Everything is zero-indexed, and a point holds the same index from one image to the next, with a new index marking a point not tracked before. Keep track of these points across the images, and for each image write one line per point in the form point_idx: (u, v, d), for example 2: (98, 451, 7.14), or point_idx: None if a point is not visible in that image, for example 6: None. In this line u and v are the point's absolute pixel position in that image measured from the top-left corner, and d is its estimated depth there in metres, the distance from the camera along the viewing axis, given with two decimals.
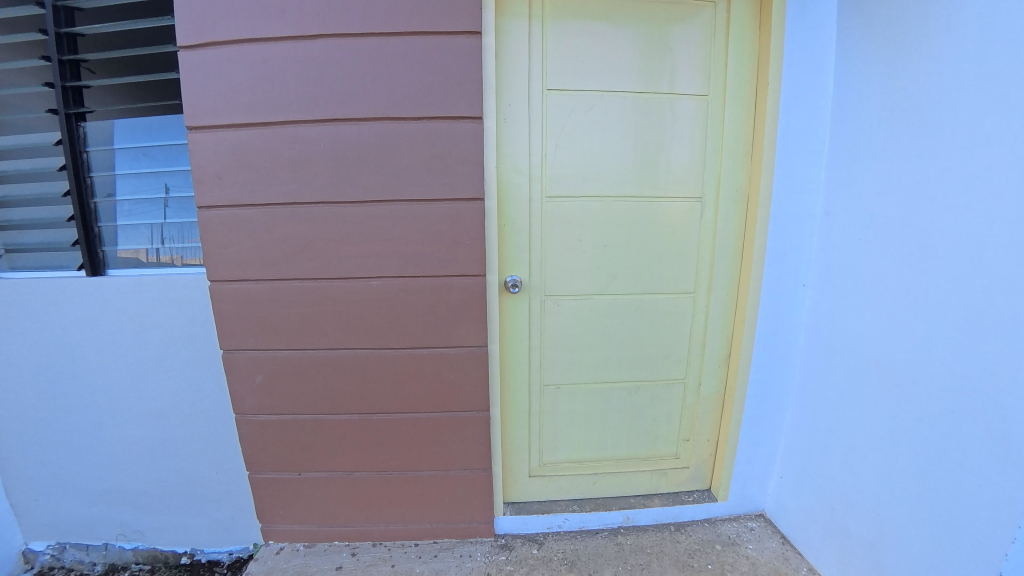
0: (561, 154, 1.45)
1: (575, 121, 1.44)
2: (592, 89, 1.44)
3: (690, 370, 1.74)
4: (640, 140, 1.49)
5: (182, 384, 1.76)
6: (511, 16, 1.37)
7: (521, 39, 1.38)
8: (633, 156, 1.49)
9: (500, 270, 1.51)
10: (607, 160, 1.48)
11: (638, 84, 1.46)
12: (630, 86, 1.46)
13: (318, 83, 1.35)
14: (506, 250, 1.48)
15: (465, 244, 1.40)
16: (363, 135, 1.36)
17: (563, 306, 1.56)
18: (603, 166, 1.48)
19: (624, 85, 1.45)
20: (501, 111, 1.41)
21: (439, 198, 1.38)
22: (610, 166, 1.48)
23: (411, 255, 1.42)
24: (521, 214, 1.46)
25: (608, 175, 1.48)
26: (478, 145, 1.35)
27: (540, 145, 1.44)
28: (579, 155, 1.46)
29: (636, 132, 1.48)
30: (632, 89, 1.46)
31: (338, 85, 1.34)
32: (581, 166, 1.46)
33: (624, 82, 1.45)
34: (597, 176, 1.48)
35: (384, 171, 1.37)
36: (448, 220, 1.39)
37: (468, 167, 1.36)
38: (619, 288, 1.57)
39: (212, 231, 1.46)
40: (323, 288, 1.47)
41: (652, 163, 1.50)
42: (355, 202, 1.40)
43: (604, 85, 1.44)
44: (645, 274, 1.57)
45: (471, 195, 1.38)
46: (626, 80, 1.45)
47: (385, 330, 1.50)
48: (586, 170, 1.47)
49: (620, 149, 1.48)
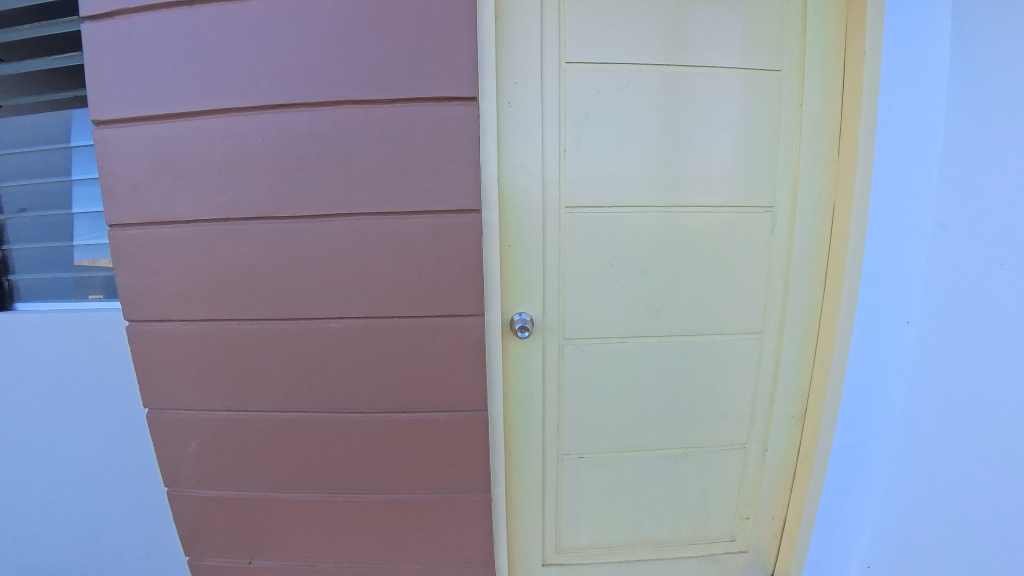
0: (585, 150, 1.07)
1: (603, 103, 1.07)
2: (624, 63, 1.07)
3: (754, 431, 1.33)
4: (688, 131, 1.12)
5: (98, 447, 1.38)
6: None
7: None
8: (678, 153, 1.12)
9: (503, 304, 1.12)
10: (644, 158, 1.10)
11: (687, 57, 1.09)
12: (674, 61, 1.09)
13: (252, 57, 0.98)
14: (511, 281, 1.10)
15: (456, 273, 1.00)
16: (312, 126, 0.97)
17: (587, 352, 1.16)
18: (640, 165, 1.10)
19: (665, 59, 1.09)
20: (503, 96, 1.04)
21: (418, 211, 0.98)
22: (648, 166, 1.10)
23: (378, 289, 1.01)
24: (531, 232, 1.08)
25: (646, 177, 1.11)
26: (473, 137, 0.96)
27: (556, 136, 1.06)
28: (608, 152, 1.08)
29: (682, 120, 1.11)
30: (677, 65, 1.09)
31: (279, 58, 0.97)
32: (610, 166, 1.09)
33: (665, 54, 1.09)
34: (633, 179, 1.10)
35: (340, 174, 0.97)
36: (430, 242, 0.99)
37: (458, 168, 0.96)
38: (662, 329, 1.17)
39: (129, 257, 1.12)
40: (268, 332, 1.10)
41: (704, 160, 1.13)
42: (305, 216, 1.01)
43: (640, 58, 1.08)
44: (698, 310, 1.17)
45: (463, 208, 0.98)
46: (668, 51, 1.09)
47: (348, 388, 1.10)
48: (616, 171, 1.09)
49: (662, 144, 1.11)
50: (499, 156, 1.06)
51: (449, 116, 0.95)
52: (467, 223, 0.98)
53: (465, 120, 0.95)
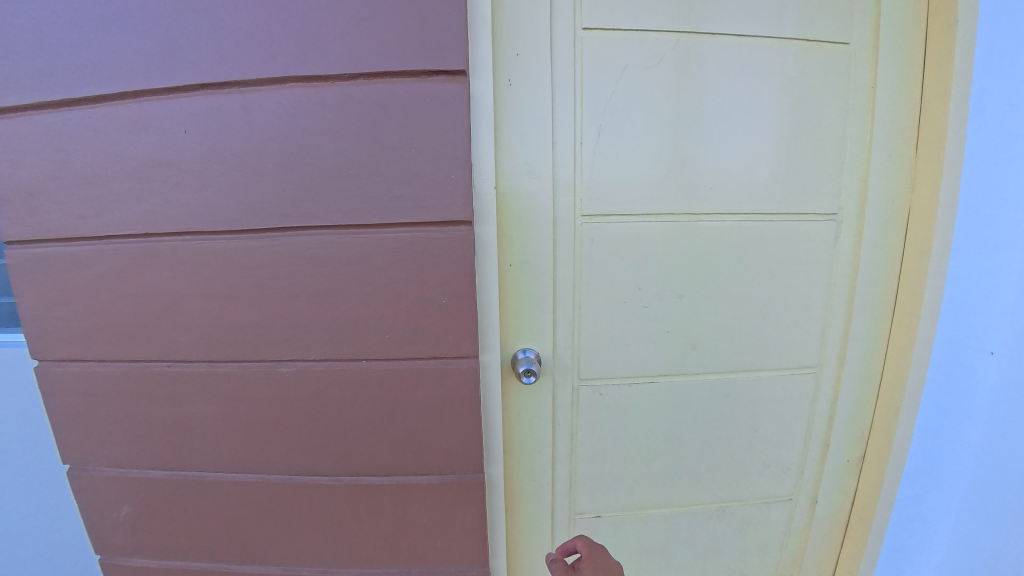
0: (608, 142, 0.83)
1: (629, 79, 0.82)
2: (658, 24, 0.82)
3: (803, 481, 1.12)
4: (741, 115, 0.86)
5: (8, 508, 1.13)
6: None
7: None
8: (728, 144, 0.87)
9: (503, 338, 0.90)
10: (685, 151, 0.85)
11: (740, 17, 0.84)
12: (724, 21, 0.84)
13: (167, 22, 0.73)
14: (513, 310, 0.87)
15: (441, 306, 0.76)
16: (249, 115, 0.74)
17: (608, 396, 0.94)
18: (678, 161, 0.85)
19: (711, 18, 0.83)
20: (502, 71, 0.79)
21: (391, 225, 0.74)
22: (688, 161, 0.86)
23: (344, 325, 0.79)
24: (538, 248, 0.85)
25: (685, 176, 0.86)
26: (462, 128, 0.71)
27: (570, 124, 0.82)
28: (637, 144, 0.84)
29: (733, 99, 0.86)
30: (727, 26, 0.84)
31: (202, 22, 0.72)
32: (640, 161, 0.85)
33: (713, 12, 0.83)
34: (669, 178, 0.86)
35: (289, 177, 0.74)
36: (407, 265, 0.75)
37: (444, 170, 0.72)
38: (700, 367, 0.94)
39: (30, 284, 0.88)
40: (208, 377, 0.87)
41: (759, 153, 0.88)
42: (247, 232, 0.78)
43: (680, 18, 0.83)
44: (745, 343, 0.94)
45: (451, 221, 0.74)
46: (716, 7, 0.83)
47: (309, 445, 0.88)
48: (648, 169, 0.85)
49: (708, 131, 0.86)
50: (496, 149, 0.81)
51: (432, 99, 0.70)
52: (456, 242, 0.74)
53: (452, 104, 0.70)
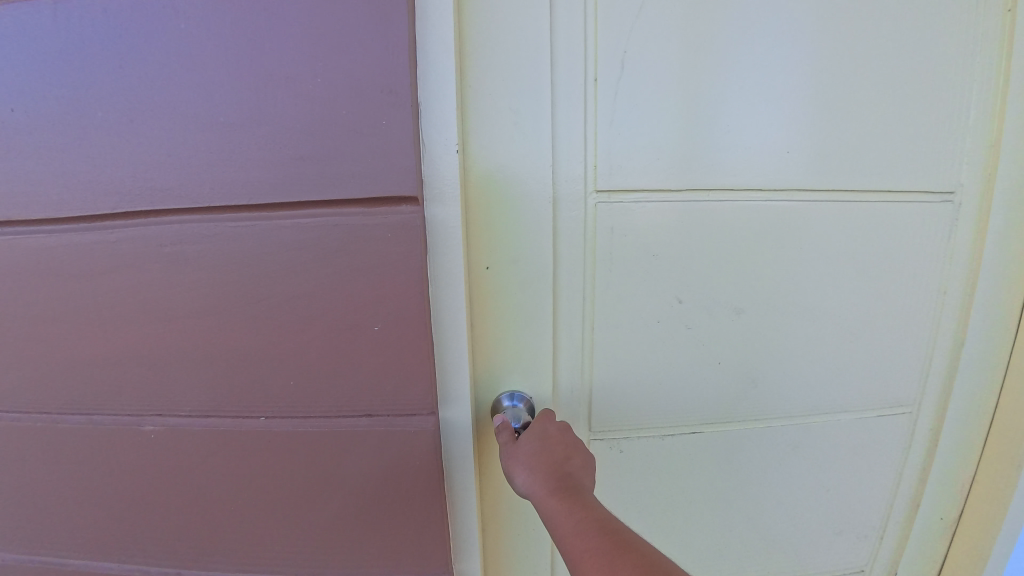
0: (637, 77, 0.54)
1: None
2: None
3: (887, 558, 0.83)
4: (838, 37, 0.57)
5: None
6: None
7: None
8: (816, 82, 0.58)
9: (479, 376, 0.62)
10: (753, 93, 0.57)
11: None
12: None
13: None
14: (492, 339, 0.59)
15: (372, 335, 0.47)
16: (72, 30, 0.46)
17: (632, 454, 0.66)
18: (743, 108, 0.57)
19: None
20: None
21: (289, 207, 0.46)
22: (757, 110, 0.57)
23: (230, 360, 0.51)
24: (529, 245, 0.56)
25: (751, 132, 0.58)
26: (405, 39, 0.42)
27: (578, 48, 0.53)
28: (681, 79, 0.55)
29: (824, 15, 0.57)
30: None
31: None
32: (685, 108, 0.56)
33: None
34: (725, 136, 0.57)
35: (132, 132, 0.47)
36: (317, 268, 0.46)
37: (376, 112, 0.43)
38: (761, 411, 0.66)
39: None
40: (39, 433, 0.58)
41: (858, 98, 0.59)
42: (73, 217, 0.50)
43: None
44: (823, 375, 0.66)
45: (382, 202, 0.44)
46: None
47: (194, 533, 0.60)
48: (696, 120, 0.56)
49: (788, 61, 0.57)
50: (461, 92, 0.52)
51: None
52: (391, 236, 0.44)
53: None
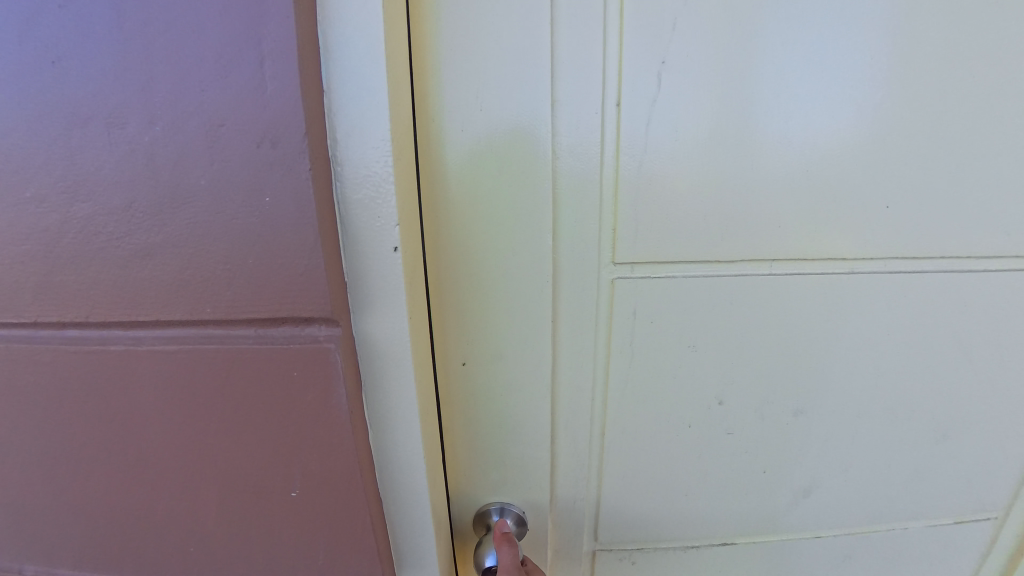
0: (686, 97, 0.36)
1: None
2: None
3: None
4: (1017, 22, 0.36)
5: None
6: None
7: None
8: (964, 99, 0.38)
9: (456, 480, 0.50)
10: (862, 118, 0.38)
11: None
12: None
13: None
14: (468, 443, 0.46)
15: (287, 501, 0.32)
16: None
17: (648, 568, 0.54)
18: (842, 141, 0.38)
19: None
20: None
21: (143, 322, 0.29)
22: (864, 142, 0.38)
23: (89, 521, 0.36)
24: (519, 334, 0.42)
25: (850, 176, 0.39)
26: (296, 52, 0.24)
27: (597, 51, 0.35)
28: (755, 98, 0.37)
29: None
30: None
31: None
32: (751, 143, 0.38)
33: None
34: (809, 182, 0.39)
35: None
36: (201, 406, 0.30)
37: (257, 179, 0.25)
38: (814, 522, 0.52)
39: None
40: None
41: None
42: None
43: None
44: (907, 490, 0.51)
45: (280, 322, 0.27)
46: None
47: None
48: (769, 159, 0.38)
49: (924, 68, 0.37)
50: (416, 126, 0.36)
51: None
52: (299, 376, 0.28)
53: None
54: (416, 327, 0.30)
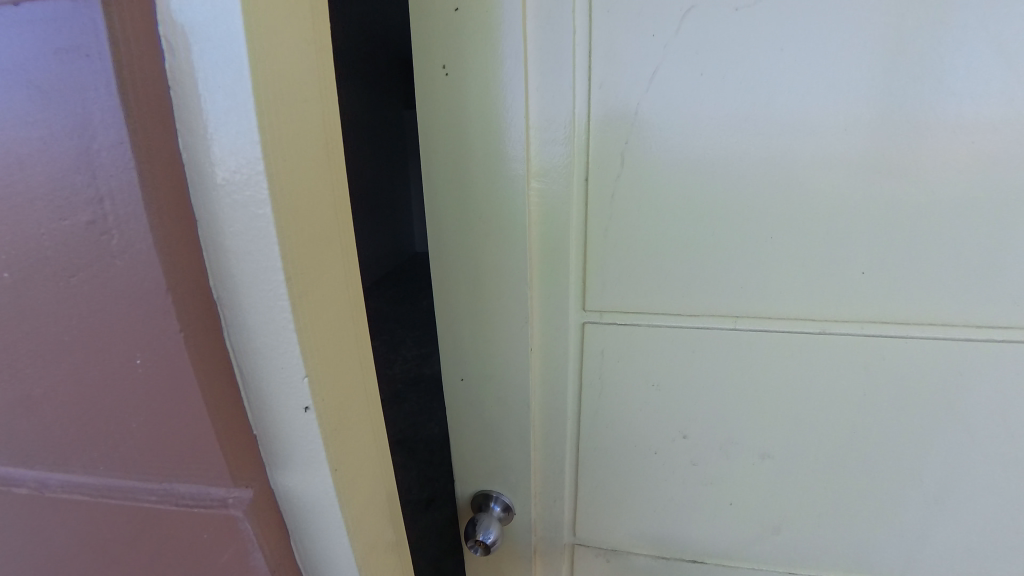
0: (632, 199, 0.53)
1: (702, 85, 0.49)
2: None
3: None
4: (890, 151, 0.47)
5: None
6: None
7: None
8: (866, 200, 0.49)
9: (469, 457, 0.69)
10: (773, 211, 0.51)
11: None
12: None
13: None
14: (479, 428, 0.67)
15: None
16: None
17: (609, 523, 0.72)
18: (756, 227, 0.52)
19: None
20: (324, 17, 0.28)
21: (40, 464, 0.31)
22: (773, 226, 0.51)
23: None
24: (513, 358, 0.61)
25: (755, 252, 0.52)
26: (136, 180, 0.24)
27: (566, 181, 0.53)
28: (672, 202, 0.52)
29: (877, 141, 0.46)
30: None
31: None
32: (677, 235, 0.53)
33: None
34: (722, 258, 0.53)
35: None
36: (105, 550, 0.33)
37: (137, 352, 0.28)
38: (741, 510, 0.65)
39: None
40: None
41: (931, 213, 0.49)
42: None
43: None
44: (831, 494, 0.61)
45: (181, 478, 0.30)
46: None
47: None
48: (697, 238, 0.53)
49: (832, 174, 0.49)
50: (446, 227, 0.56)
51: (22, 66, 0.24)
52: (205, 534, 0.31)
53: (78, 88, 0.23)
54: (330, 440, 0.31)
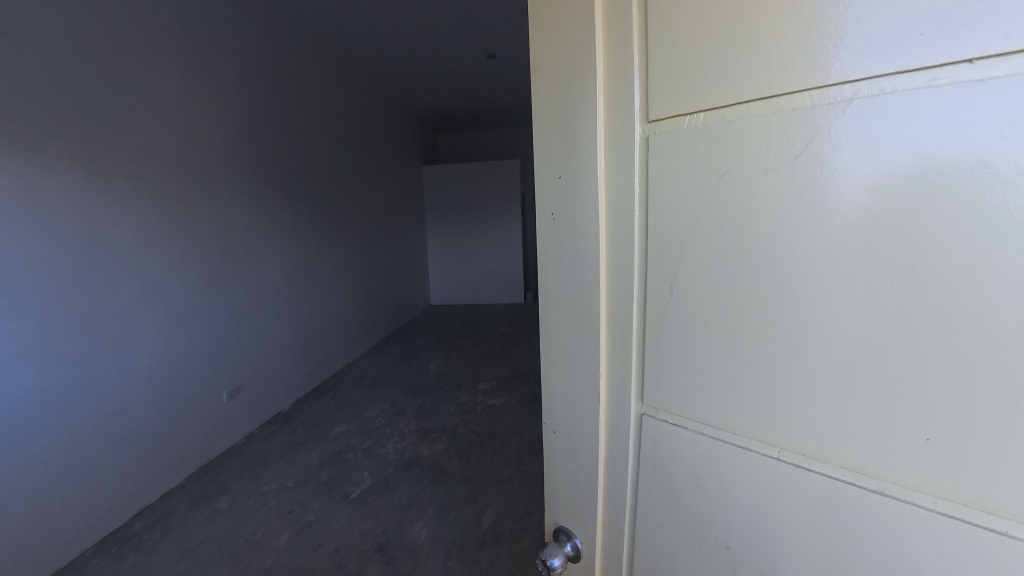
0: (680, 317, 0.65)
1: (735, 234, 0.57)
2: (782, 127, 0.52)
3: None
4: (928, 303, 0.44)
5: None
6: (574, 97, 0.73)
7: (607, 123, 0.70)
8: (913, 349, 0.46)
9: (556, 496, 0.94)
10: (799, 344, 0.53)
11: (1014, 56, 0.38)
12: (970, 72, 0.40)
13: None
14: (559, 473, 0.91)
15: None
16: None
17: None
18: (789, 353, 0.55)
19: (929, 71, 0.42)
20: None
21: None
22: (808, 365, 0.53)
23: None
24: (579, 422, 0.84)
25: (783, 382, 0.56)
26: None
27: (631, 296, 0.71)
28: (706, 327, 0.62)
29: (886, 292, 0.47)
30: (966, 73, 0.40)
31: None
32: (714, 351, 0.62)
33: (908, 65, 0.43)
34: (752, 381, 0.59)
35: None
36: None
37: None
38: None
39: None
40: None
41: (999, 381, 0.42)
42: None
43: (824, 88, 0.49)
44: None
45: None
46: (921, 53, 0.42)
47: None
48: (734, 351, 0.60)
49: (876, 319, 0.48)
50: (545, 325, 0.87)
51: None
52: None
53: None
54: None
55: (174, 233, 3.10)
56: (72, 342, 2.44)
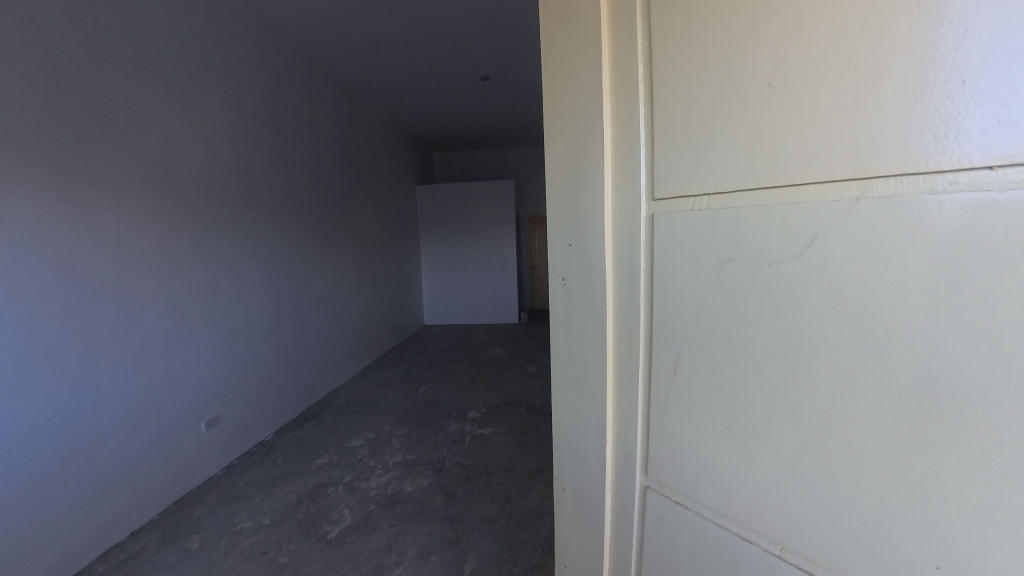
0: (684, 395, 0.67)
1: (738, 323, 0.59)
2: (784, 220, 0.53)
3: None
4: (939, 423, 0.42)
5: None
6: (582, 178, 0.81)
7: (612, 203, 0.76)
8: (913, 443, 0.44)
9: (564, 551, 0.97)
10: (802, 442, 0.53)
11: None
12: (989, 177, 0.38)
13: None
14: (568, 530, 0.95)
15: None
16: None
17: None
18: (792, 448, 0.54)
19: (946, 174, 0.41)
20: None
21: None
22: (813, 465, 0.53)
23: None
24: (586, 481, 0.88)
25: (788, 477, 0.55)
26: None
27: (637, 368, 0.74)
28: (711, 409, 0.64)
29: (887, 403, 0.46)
30: (989, 176, 0.38)
31: None
32: (718, 434, 0.63)
33: (922, 166, 0.43)
34: (756, 470, 0.59)
35: None
36: None
37: None
38: None
39: None
40: None
41: (1002, 514, 0.38)
42: None
43: (831, 183, 0.49)
44: None
45: None
46: (921, 159, 0.43)
47: None
48: (737, 437, 0.60)
49: (872, 419, 0.47)
50: (557, 385, 0.93)
51: None
52: None
53: None
54: None
55: (171, 252, 3.21)
56: (46, 367, 2.39)
